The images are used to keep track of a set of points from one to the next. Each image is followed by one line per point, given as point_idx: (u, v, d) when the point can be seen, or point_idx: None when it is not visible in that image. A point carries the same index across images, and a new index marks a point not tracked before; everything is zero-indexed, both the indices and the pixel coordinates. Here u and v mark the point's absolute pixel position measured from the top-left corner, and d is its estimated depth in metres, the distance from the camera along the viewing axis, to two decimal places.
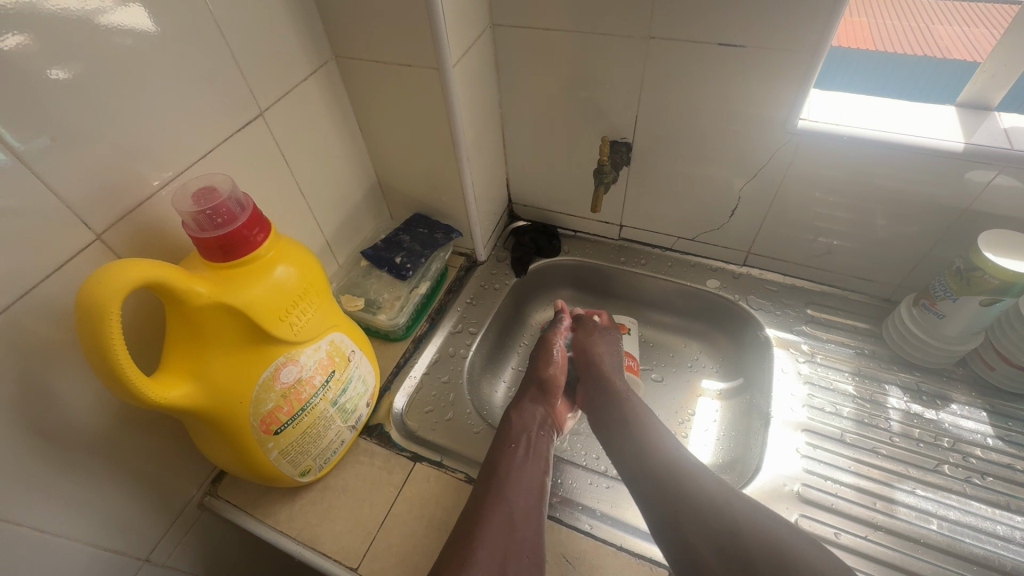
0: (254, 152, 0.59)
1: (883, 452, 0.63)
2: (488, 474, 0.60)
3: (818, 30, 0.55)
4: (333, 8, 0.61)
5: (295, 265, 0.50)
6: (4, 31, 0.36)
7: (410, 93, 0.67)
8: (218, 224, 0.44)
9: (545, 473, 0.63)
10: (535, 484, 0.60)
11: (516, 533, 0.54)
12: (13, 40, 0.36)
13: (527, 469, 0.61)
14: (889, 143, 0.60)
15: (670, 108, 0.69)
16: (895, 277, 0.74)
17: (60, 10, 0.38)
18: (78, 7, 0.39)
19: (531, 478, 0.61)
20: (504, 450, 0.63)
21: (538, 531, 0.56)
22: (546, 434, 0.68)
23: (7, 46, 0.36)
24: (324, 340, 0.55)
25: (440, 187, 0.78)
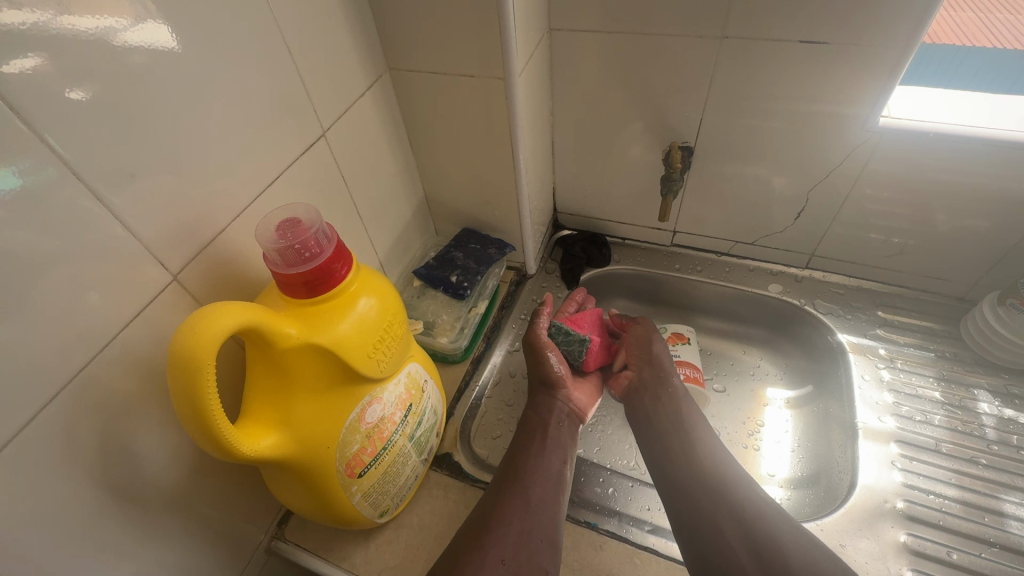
0: (316, 174, 0.55)
1: (983, 462, 0.60)
2: (506, 467, 0.59)
3: (910, 23, 0.53)
4: (389, 20, 0.58)
5: (378, 296, 0.47)
6: (21, 51, 0.30)
7: (467, 106, 0.64)
8: (305, 259, 0.41)
9: (563, 462, 0.61)
10: (553, 473, 0.59)
11: (532, 521, 0.53)
12: (32, 62, 0.31)
13: (544, 459, 0.60)
14: (980, 138, 0.58)
15: (739, 109, 0.66)
16: (974, 276, 0.71)
17: (87, 28, 0.33)
18: (107, 22, 0.34)
19: (549, 468, 0.59)
20: (521, 444, 0.62)
21: (552, 519, 0.54)
22: (567, 424, 0.66)
23: (26, 68, 0.31)
24: (402, 373, 0.51)
25: (493, 201, 0.75)
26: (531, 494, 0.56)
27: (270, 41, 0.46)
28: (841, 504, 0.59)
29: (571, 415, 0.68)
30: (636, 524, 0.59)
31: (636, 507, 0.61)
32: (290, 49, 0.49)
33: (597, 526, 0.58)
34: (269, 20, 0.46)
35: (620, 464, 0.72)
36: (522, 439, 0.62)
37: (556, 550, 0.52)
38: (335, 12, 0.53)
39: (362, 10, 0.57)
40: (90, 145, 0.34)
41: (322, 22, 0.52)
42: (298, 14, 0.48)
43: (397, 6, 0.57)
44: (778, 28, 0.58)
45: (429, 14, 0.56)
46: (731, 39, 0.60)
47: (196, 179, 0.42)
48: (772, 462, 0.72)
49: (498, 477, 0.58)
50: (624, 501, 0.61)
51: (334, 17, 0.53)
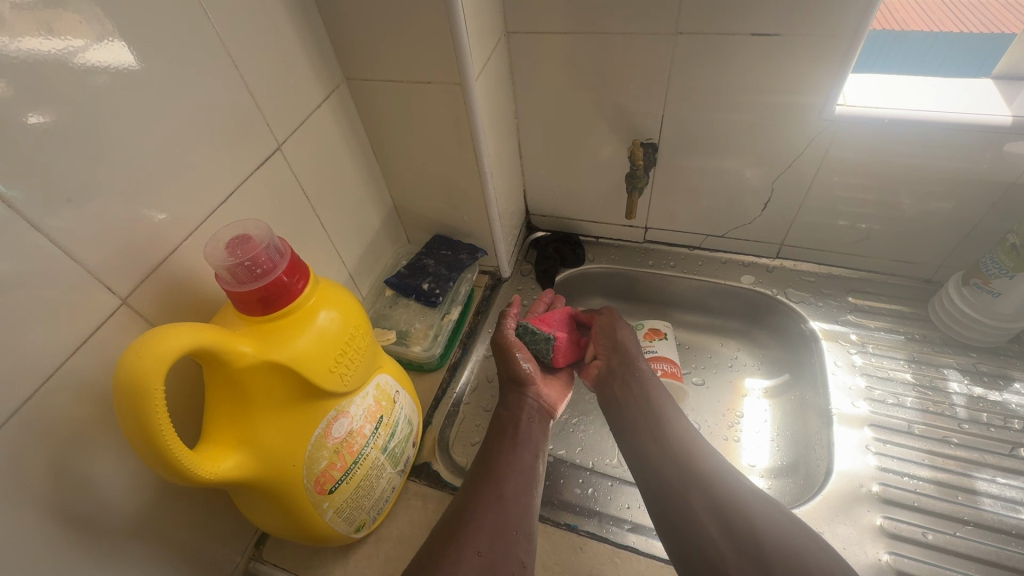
0: (273, 189, 0.55)
1: (955, 441, 0.61)
2: (479, 463, 0.59)
3: (857, 11, 0.54)
4: (342, 30, 0.58)
5: (339, 309, 0.46)
6: None
7: (427, 113, 0.63)
8: (257, 275, 0.41)
9: (535, 457, 0.61)
10: (527, 467, 0.59)
11: (506, 514, 0.53)
12: None
13: (518, 454, 0.60)
14: (933, 122, 0.59)
15: (699, 105, 0.67)
16: (938, 257, 0.72)
17: (25, 53, 0.33)
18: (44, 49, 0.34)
19: (523, 462, 0.59)
20: (494, 440, 0.61)
21: (527, 512, 0.54)
22: (539, 420, 0.66)
23: None
24: (370, 385, 0.51)
25: (461, 206, 0.74)
26: (505, 488, 0.56)
27: (216, 56, 0.46)
28: (817, 491, 0.60)
29: (543, 411, 0.68)
30: (615, 523, 0.59)
31: (616, 506, 0.60)
32: (238, 64, 0.48)
33: (577, 527, 0.58)
34: (213, 35, 0.45)
35: (603, 463, 0.72)
36: (496, 435, 0.62)
37: (534, 541, 0.52)
38: (285, 24, 0.53)
39: (313, 21, 0.57)
40: (22, 170, 0.34)
41: (271, 35, 0.51)
42: (245, 27, 0.48)
43: (349, 16, 0.56)
44: (729, 22, 0.58)
45: (381, 23, 0.56)
46: (685, 35, 0.61)
47: (142, 199, 0.42)
48: (751, 452, 0.73)
49: (471, 473, 0.58)
50: (604, 500, 0.61)
51: (284, 30, 0.53)
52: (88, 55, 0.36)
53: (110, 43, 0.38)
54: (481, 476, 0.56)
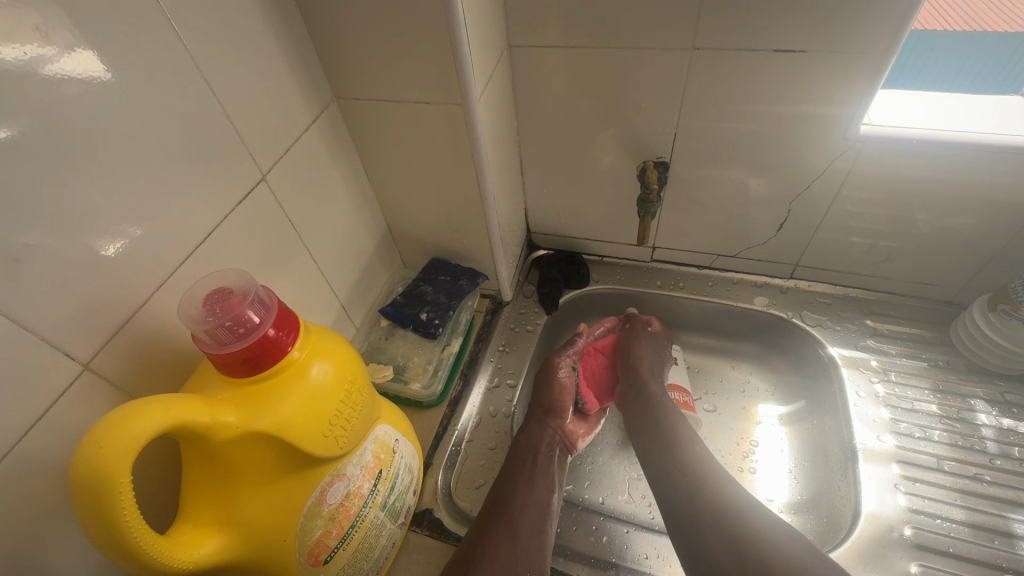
0: (257, 223, 0.50)
1: (987, 479, 0.58)
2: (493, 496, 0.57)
3: (889, 26, 0.50)
4: (331, 46, 0.53)
5: (333, 360, 0.42)
6: None
7: (424, 136, 0.59)
8: (242, 334, 0.36)
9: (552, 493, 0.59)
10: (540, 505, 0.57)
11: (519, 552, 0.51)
12: None
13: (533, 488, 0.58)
14: (964, 143, 0.55)
15: (714, 123, 0.63)
16: (961, 279, 0.69)
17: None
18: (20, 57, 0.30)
19: (538, 497, 0.57)
20: (509, 470, 0.60)
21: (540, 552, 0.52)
22: (558, 454, 0.64)
23: None
24: (368, 440, 0.46)
25: (461, 229, 0.70)
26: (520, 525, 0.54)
27: (191, 83, 0.41)
28: (846, 536, 0.56)
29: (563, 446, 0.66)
30: None
31: (634, 557, 0.56)
32: (216, 89, 0.43)
33: None
34: (186, 60, 0.40)
35: (615, 500, 0.67)
36: (512, 466, 0.60)
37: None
38: (269, 42, 0.48)
39: (300, 38, 0.52)
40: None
41: (253, 56, 0.46)
42: (223, 48, 0.43)
43: (339, 31, 0.52)
44: (751, 37, 0.54)
45: (375, 39, 0.51)
46: (702, 50, 0.57)
47: (109, 247, 0.37)
48: (769, 486, 0.69)
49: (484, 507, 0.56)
50: (621, 549, 0.57)
51: (267, 49, 0.48)
52: (53, 67, 0.32)
53: (80, 54, 0.33)
54: (493, 512, 0.54)
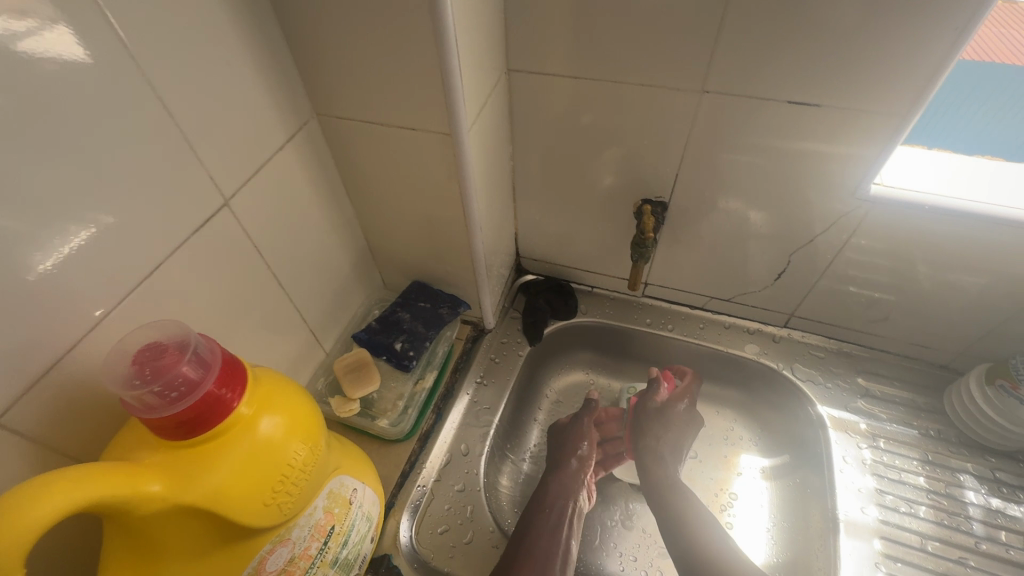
0: (218, 252, 0.46)
1: (971, 564, 0.56)
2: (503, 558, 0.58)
3: (911, 88, 0.47)
4: (311, 62, 0.49)
5: (286, 413, 0.38)
6: None
7: (411, 161, 0.55)
8: (176, 398, 0.32)
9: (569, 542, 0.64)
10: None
11: None
12: None
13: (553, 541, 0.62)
14: (975, 215, 0.53)
15: (718, 167, 0.60)
16: (959, 345, 0.66)
17: None
18: None
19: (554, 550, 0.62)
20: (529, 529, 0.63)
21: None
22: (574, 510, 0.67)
23: None
24: (321, 497, 0.43)
25: (444, 256, 0.66)
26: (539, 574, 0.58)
27: (143, 104, 0.37)
28: None
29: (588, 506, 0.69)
30: None
31: None
32: (174, 108, 0.39)
33: None
34: (137, 78, 0.36)
35: (588, 545, 0.67)
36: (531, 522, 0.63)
37: None
38: (241, 58, 0.44)
39: (279, 52, 0.47)
40: None
41: (220, 74, 0.42)
42: (186, 64, 0.39)
43: (322, 48, 0.47)
44: (766, 85, 0.51)
45: (360, 59, 0.47)
46: (712, 94, 0.53)
47: (36, 270, 0.33)
48: (745, 544, 0.67)
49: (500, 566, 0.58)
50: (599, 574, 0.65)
51: (238, 64, 0.43)
52: (30, 44, 0.30)
53: (56, 31, 0.31)
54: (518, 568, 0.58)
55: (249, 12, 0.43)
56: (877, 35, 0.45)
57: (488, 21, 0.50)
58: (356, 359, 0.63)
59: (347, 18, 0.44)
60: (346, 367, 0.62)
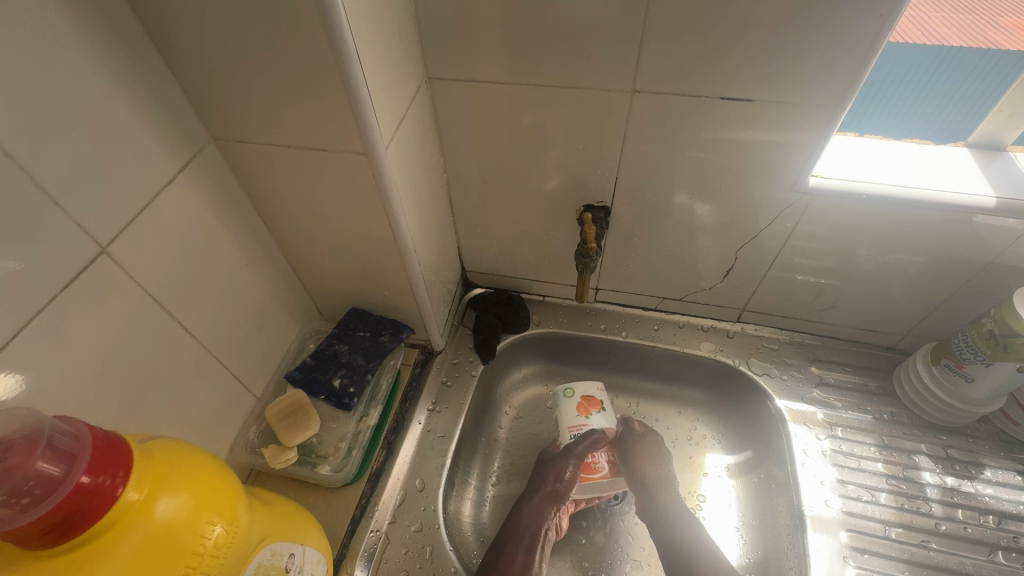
0: (103, 307, 0.40)
1: (934, 546, 0.56)
2: None
3: (839, 78, 0.46)
4: (200, 83, 0.43)
5: (191, 491, 0.33)
6: None
7: (329, 184, 0.50)
8: (29, 503, 0.27)
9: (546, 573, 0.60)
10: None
11: None
12: None
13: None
14: (910, 201, 0.53)
15: (657, 167, 0.58)
16: (903, 326, 0.67)
17: None
18: None
19: None
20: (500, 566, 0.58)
21: None
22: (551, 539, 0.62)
23: None
24: (248, 573, 0.38)
25: (380, 280, 0.62)
26: None
27: None
28: None
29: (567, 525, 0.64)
30: None
31: None
32: (23, 150, 0.33)
33: None
34: None
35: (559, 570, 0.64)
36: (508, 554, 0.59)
37: None
38: (107, 84, 0.38)
39: (158, 74, 0.42)
40: None
41: (81, 105, 0.36)
42: (32, 95, 0.33)
43: (209, 67, 0.42)
44: (695, 82, 0.49)
45: (254, 77, 0.42)
46: (642, 94, 0.51)
47: None
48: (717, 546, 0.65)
49: None
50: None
51: (107, 91, 0.38)
52: None
53: None
54: None
55: (113, 31, 0.38)
56: (800, 26, 0.43)
57: (396, 28, 0.45)
58: (289, 403, 0.57)
59: (230, 32, 0.39)
60: (279, 413, 0.56)
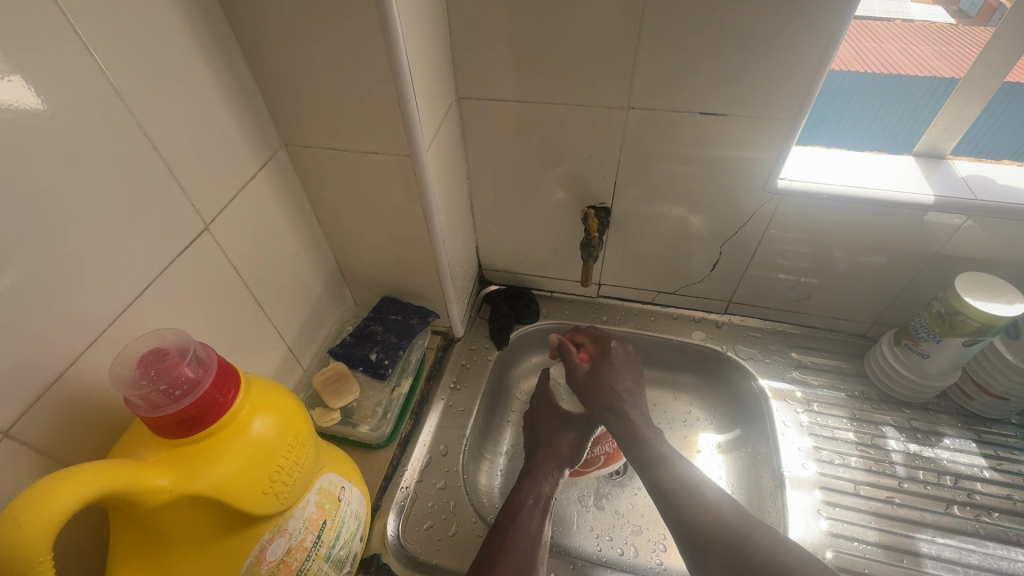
0: (200, 274, 0.50)
1: (897, 501, 0.64)
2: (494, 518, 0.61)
3: (797, 96, 0.56)
4: (279, 98, 0.54)
5: (277, 412, 0.42)
6: None
7: (375, 182, 0.60)
8: (179, 396, 0.36)
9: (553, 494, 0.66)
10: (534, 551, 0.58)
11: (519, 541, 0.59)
12: None
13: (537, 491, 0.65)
14: (864, 199, 0.62)
15: (650, 172, 0.67)
16: (871, 314, 0.76)
17: None
18: None
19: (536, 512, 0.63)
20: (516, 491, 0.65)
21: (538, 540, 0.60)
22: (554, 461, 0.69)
23: None
24: (312, 492, 0.46)
25: (411, 270, 0.71)
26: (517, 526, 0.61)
27: (129, 141, 0.41)
28: None
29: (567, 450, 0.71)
30: None
31: None
32: (157, 144, 0.43)
33: None
34: (123, 117, 0.40)
35: (566, 531, 0.71)
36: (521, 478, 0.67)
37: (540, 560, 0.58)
38: (213, 97, 0.48)
39: (247, 90, 0.52)
40: None
41: (196, 112, 0.47)
42: (166, 103, 0.43)
43: (288, 84, 0.52)
44: (680, 100, 0.59)
45: (324, 93, 0.52)
46: (637, 109, 0.61)
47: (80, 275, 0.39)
48: None
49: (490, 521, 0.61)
50: (576, 552, 0.70)
51: (213, 102, 0.48)
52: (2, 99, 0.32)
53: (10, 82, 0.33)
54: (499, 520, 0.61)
55: (220, 55, 0.48)
56: (763, 54, 0.54)
57: (436, 56, 0.56)
58: (333, 372, 0.66)
59: (311, 57, 0.50)
60: (325, 380, 0.66)
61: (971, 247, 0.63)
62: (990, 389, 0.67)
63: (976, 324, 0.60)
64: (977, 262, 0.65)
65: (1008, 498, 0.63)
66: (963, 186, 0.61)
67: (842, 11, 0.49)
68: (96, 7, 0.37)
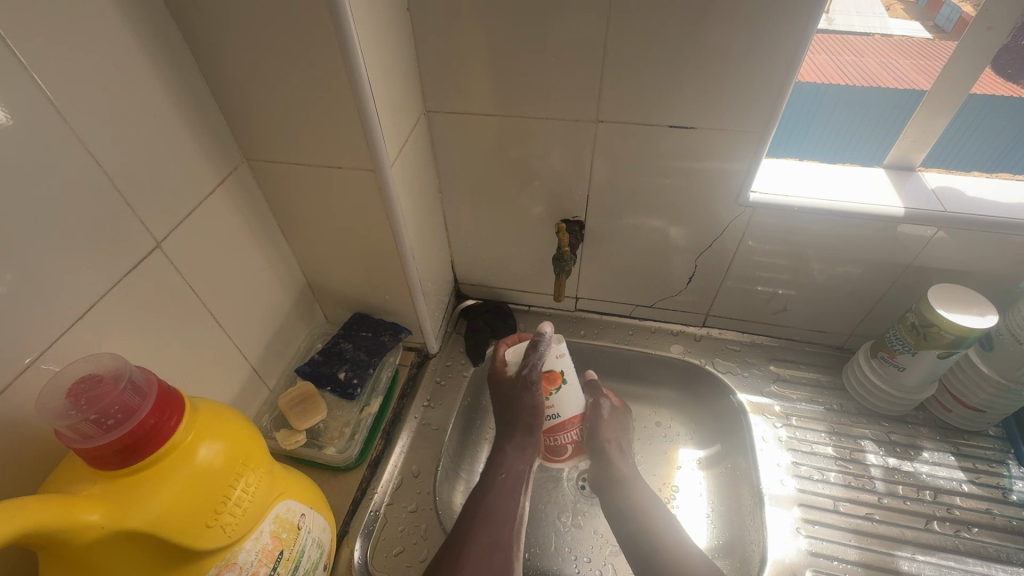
0: (152, 293, 0.48)
1: (877, 517, 0.63)
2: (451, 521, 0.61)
3: (764, 110, 0.56)
4: (239, 113, 0.53)
5: (225, 439, 0.40)
6: None
7: (340, 197, 0.59)
8: (111, 425, 0.34)
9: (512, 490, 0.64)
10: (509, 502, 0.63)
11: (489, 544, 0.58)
12: None
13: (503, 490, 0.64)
14: (836, 211, 0.62)
15: (622, 185, 0.67)
16: (847, 326, 0.75)
17: None
18: None
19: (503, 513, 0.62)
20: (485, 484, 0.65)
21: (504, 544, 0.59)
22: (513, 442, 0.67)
23: None
24: (267, 521, 0.44)
25: (381, 286, 0.69)
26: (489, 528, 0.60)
27: (72, 156, 0.39)
28: None
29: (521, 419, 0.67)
30: None
31: None
32: (104, 160, 0.42)
33: None
34: (65, 132, 0.39)
35: (542, 553, 0.69)
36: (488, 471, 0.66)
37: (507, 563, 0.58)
38: (167, 111, 0.47)
39: (205, 104, 0.51)
40: None
41: (147, 127, 0.45)
42: (113, 118, 0.42)
43: (247, 98, 0.51)
44: (650, 113, 0.59)
45: (284, 106, 0.51)
46: (606, 122, 0.61)
47: (12, 297, 0.37)
48: (689, 530, 0.71)
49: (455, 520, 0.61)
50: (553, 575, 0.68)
51: (166, 116, 0.47)
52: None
53: None
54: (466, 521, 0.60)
55: (174, 68, 0.47)
56: (730, 68, 0.54)
57: (400, 69, 0.55)
58: (300, 392, 0.65)
59: (268, 71, 0.49)
60: (291, 401, 0.64)
61: (943, 258, 0.63)
62: (967, 402, 0.66)
63: (949, 336, 0.60)
64: (949, 273, 0.64)
65: (988, 512, 0.63)
66: (932, 198, 0.61)
67: (804, 24, 0.49)
68: (34, 19, 0.35)
